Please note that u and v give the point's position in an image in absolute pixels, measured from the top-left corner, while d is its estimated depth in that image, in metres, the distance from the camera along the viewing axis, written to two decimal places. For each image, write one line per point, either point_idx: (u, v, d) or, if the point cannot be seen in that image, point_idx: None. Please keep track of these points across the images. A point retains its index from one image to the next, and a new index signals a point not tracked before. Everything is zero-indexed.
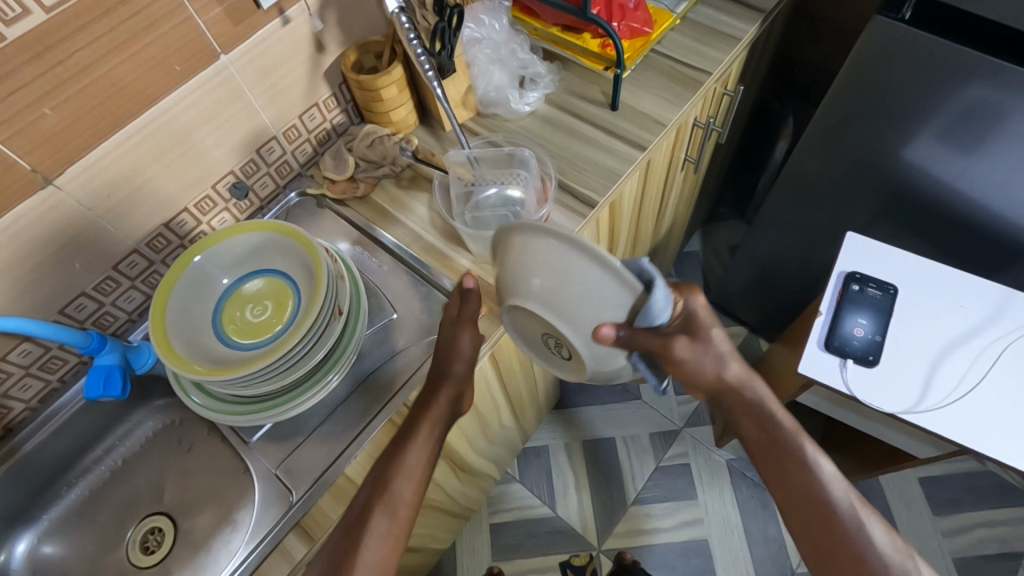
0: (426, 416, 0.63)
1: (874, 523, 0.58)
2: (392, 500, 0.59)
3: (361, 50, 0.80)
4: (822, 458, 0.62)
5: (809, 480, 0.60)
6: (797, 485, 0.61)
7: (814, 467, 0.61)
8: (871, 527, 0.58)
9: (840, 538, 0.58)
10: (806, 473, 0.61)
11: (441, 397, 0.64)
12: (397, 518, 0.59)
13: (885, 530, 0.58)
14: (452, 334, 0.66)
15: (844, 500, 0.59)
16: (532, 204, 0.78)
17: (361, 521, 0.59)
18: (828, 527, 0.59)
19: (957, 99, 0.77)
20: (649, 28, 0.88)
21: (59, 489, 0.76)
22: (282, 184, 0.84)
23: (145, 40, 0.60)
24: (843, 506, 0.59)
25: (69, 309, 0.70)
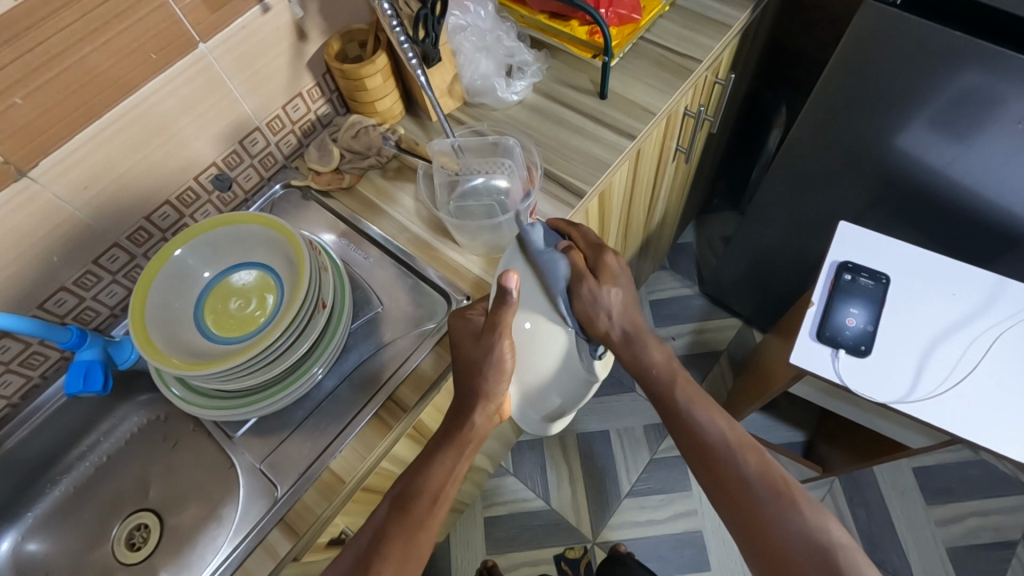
0: (460, 435, 0.62)
1: (751, 458, 0.60)
2: (413, 522, 0.57)
3: (345, 39, 0.79)
4: (700, 403, 0.64)
5: (693, 431, 0.63)
6: (685, 435, 0.63)
7: (693, 415, 0.64)
8: (745, 463, 0.60)
9: (727, 478, 0.60)
10: (688, 423, 0.63)
11: (476, 416, 0.62)
12: (417, 540, 0.57)
13: (759, 460, 0.60)
14: (485, 346, 0.60)
15: (722, 441, 0.62)
16: (517, 193, 0.77)
17: (376, 540, 0.58)
18: (714, 471, 0.61)
19: (951, 84, 0.76)
20: (637, 14, 0.87)
21: (44, 486, 0.76)
22: (266, 176, 0.83)
23: (119, 27, 0.59)
24: (722, 450, 0.61)
25: (49, 304, 0.69)
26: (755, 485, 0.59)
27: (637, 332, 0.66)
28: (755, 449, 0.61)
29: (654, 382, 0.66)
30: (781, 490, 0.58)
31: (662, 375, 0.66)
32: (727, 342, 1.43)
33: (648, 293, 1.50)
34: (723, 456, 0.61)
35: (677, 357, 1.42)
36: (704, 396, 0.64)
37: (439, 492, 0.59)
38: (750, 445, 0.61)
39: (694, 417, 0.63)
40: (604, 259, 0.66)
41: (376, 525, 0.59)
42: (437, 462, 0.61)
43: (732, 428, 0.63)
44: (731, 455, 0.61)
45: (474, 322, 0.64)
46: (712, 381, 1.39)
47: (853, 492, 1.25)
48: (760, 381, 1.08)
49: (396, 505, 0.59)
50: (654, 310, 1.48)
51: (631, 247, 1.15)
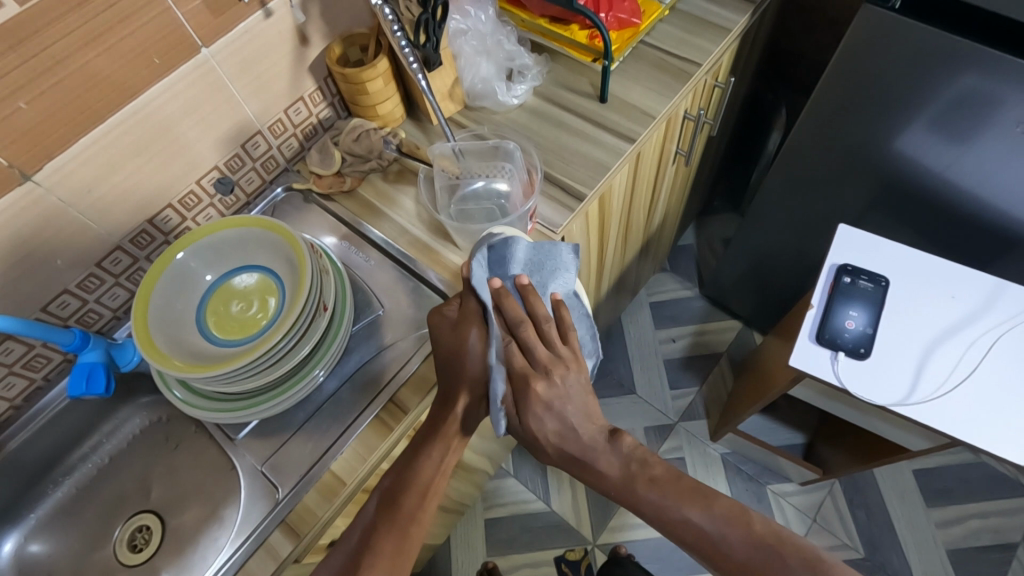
0: (444, 429, 0.62)
1: (734, 538, 0.54)
2: (404, 517, 0.58)
3: (346, 43, 0.79)
4: (672, 497, 0.57)
5: (672, 527, 0.56)
6: (673, 535, 0.57)
7: (665, 511, 0.56)
8: (735, 547, 0.54)
9: (723, 565, 0.54)
10: (666, 522, 0.57)
11: (459, 408, 0.63)
12: (409, 535, 0.58)
13: (748, 535, 0.54)
14: (462, 336, 0.63)
15: (702, 532, 0.55)
16: (517, 197, 0.78)
17: (367, 537, 0.58)
18: (715, 561, 0.55)
19: (949, 88, 0.76)
20: (637, 19, 0.86)
21: (46, 487, 0.76)
22: (268, 179, 0.84)
23: (122, 32, 0.60)
24: (701, 543, 0.55)
25: (52, 307, 0.69)
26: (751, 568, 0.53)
27: (589, 437, 0.62)
28: (734, 527, 0.54)
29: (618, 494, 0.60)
30: (780, 560, 0.52)
31: (620, 482, 0.59)
32: (727, 343, 1.44)
33: (648, 294, 1.51)
34: (710, 544, 0.55)
35: (677, 359, 1.42)
36: (672, 486, 0.57)
37: (428, 486, 0.60)
38: (736, 522, 0.55)
39: (667, 515, 0.56)
40: (542, 379, 0.63)
41: (365, 524, 0.59)
42: (424, 457, 0.61)
43: (707, 512, 0.55)
44: (716, 543, 0.54)
45: (450, 314, 0.65)
46: (712, 383, 1.39)
47: (853, 493, 1.26)
48: (760, 383, 1.09)
49: (385, 500, 0.60)
50: (654, 312, 1.48)
51: (631, 249, 1.15)
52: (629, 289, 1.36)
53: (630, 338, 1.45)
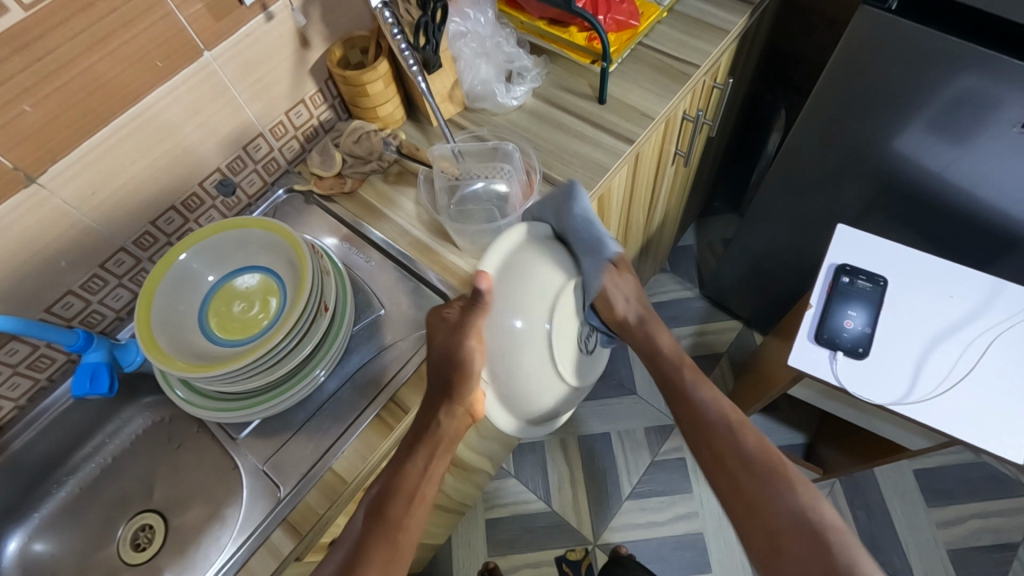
0: (429, 436, 0.66)
1: (749, 435, 0.70)
2: (392, 523, 0.62)
3: (347, 45, 0.80)
4: (703, 385, 0.75)
5: (695, 408, 0.74)
6: (688, 412, 0.74)
7: (696, 393, 0.74)
8: (744, 440, 0.70)
9: (726, 453, 0.70)
10: (689, 400, 0.74)
11: (443, 417, 0.66)
12: (397, 542, 0.62)
13: (757, 439, 0.70)
14: (456, 348, 0.64)
15: (721, 419, 0.72)
16: (516, 198, 0.79)
17: (359, 547, 0.61)
18: (714, 445, 0.71)
19: (947, 88, 0.77)
20: (635, 21, 0.87)
21: (50, 487, 0.77)
22: (269, 181, 0.84)
23: (125, 36, 0.60)
24: (723, 427, 0.71)
25: (56, 308, 0.70)
26: (751, 460, 0.68)
27: (649, 317, 0.79)
28: (750, 429, 0.71)
29: (661, 361, 0.78)
30: (780, 462, 0.68)
31: (671, 359, 0.77)
32: (727, 343, 1.44)
33: (649, 295, 1.51)
34: (722, 431, 0.71)
35: None
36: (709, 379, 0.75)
37: (415, 492, 0.64)
38: (747, 426, 0.71)
39: (694, 397, 0.74)
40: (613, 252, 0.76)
41: (355, 532, 0.62)
42: (410, 465, 0.65)
43: (731, 411, 0.73)
44: (732, 433, 0.71)
45: (449, 319, 0.66)
46: (713, 383, 1.39)
47: (853, 493, 1.26)
48: (760, 382, 1.09)
49: (374, 507, 0.63)
50: (654, 312, 1.49)
51: (631, 249, 1.16)
52: None
53: None
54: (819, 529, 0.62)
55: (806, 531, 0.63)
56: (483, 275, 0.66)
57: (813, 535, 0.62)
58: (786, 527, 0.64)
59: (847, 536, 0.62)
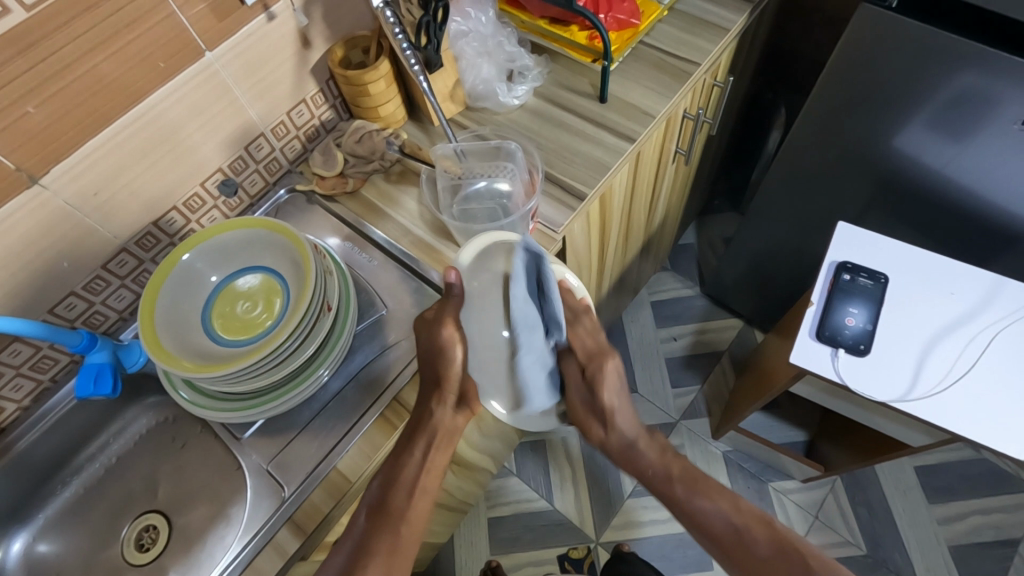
0: (423, 428, 0.67)
1: (758, 537, 0.67)
2: (394, 515, 0.65)
3: (349, 45, 0.80)
4: (697, 491, 0.71)
5: (699, 525, 0.70)
6: (692, 523, 0.71)
7: (695, 504, 0.71)
8: (759, 544, 0.67)
9: (745, 560, 0.67)
10: (692, 513, 0.71)
11: (434, 408, 0.68)
12: (399, 532, 0.65)
13: (768, 533, 0.67)
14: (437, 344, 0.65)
15: (729, 526, 0.69)
16: (520, 197, 0.78)
17: (364, 538, 0.64)
18: (733, 556, 0.68)
19: (949, 85, 0.76)
20: (636, 19, 0.87)
21: (54, 488, 0.77)
22: (271, 181, 0.84)
23: (129, 37, 0.60)
24: (730, 533, 0.68)
25: (60, 308, 0.70)
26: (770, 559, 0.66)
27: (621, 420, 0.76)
28: (756, 528, 0.67)
29: (654, 479, 0.74)
30: (801, 559, 0.64)
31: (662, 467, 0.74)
32: (729, 342, 1.44)
33: (649, 294, 1.51)
34: (733, 536, 0.68)
35: (678, 357, 1.43)
36: (702, 483, 0.72)
37: (415, 484, 0.67)
38: (756, 525, 0.68)
39: (698, 509, 0.70)
40: (607, 360, 0.76)
41: (358, 526, 0.65)
42: (408, 457, 0.67)
43: (734, 509, 0.69)
44: (741, 537, 0.68)
45: (427, 316, 0.68)
46: (714, 381, 1.39)
47: (855, 490, 1.26)
48: (761, 380, 1.09)
49: (376, 503, 0.66)
50: (654, 311, 1.49)
51: (633, 247, 1.16)
52: (631, 288, 1.36)
53: (631, 337, 1.46)
54: None
55: None
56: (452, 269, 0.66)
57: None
58: None
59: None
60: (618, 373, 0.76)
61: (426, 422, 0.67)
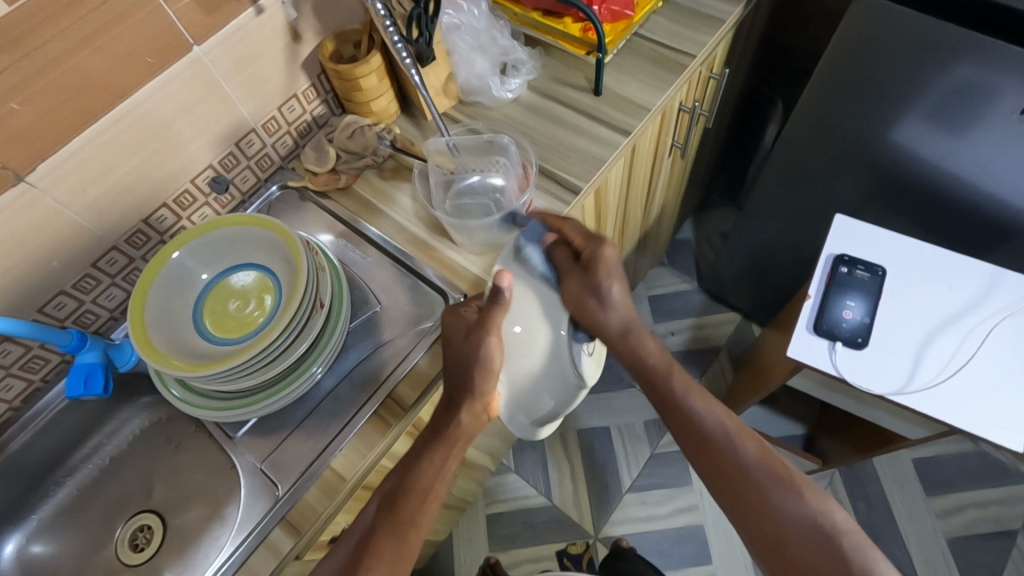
0: (448, 433, 0.64)
1: (747, 445, 0.64)
2: (406, 520, 0.59)
3: (339, 40, 0.79)
4: (699, 395, 0.68)
5: (689, 421, 0.67)
6: (681, 423, 0.67)
7: (691, 404, 0.68)
8: (741, 451, 0.64)
9: (724, 464, 0.64)
10: (683, 412, 0.68)
11: (462, 415, 0.64)
12: (408, 538, 0.59)
13: (758, 447, 0.64)
14: (476, 344, 0.62)
15: (719, 429, 0.65)
16: (512, 191, 0.78)
17: (371, 535, 0.59)
18: (713, 457, 0.64)
19: (946, 76, 0.76)
20: (630, 10, 0.84)
21: (48, 488, 0.76)
22: (263, 177, 0.83)
23: (115, 32, 0.59)
24: (719, 434, 0.65)
25: (49, 308, 0.69)
26: (753, 469, 0.62)
27: (632, 327, 0.72)
28: (749, 437, 0.65)
29: (650, 370, 0.71)
30: (785, 468, 0.62)
31: (660, 364, 0.71)
32: (726, 337, 1.44)
33: (647, 289, 1.51)
34: (719, 439, 0.65)
35: (676, 352, 1.43)
36: (702, 386, 0.69)
37: (430, 491, 0.61)
38: (747, 435, 0.65)
39: (693, 408, 0.67)
40: (610, 243, 0.71)
41: (367, 519, 0.61)
42: (427, 461, 0.63)
43: (728, 418, 0.67)
44: (727, 441, 0.65)
45: (468, 318, 0.65)
46: (712, 375, 1.39)
47: (853, 484, 1.26)
48: (760, 375, 1.08)
49: (386, 503, 0.61)
50: (653, 306, 1.48)
51: (629, 242, 1.16)
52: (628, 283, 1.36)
53: None
54: (829, 532, 0.57)
55: (818, 534, 0.57)
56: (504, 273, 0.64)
57: (811, 537, 0.57)
58: (795, 541, 0.58)
59: (864, 540, 0.56)
60: (619, 261, 0.71)
61: (454, 428, 0.63)
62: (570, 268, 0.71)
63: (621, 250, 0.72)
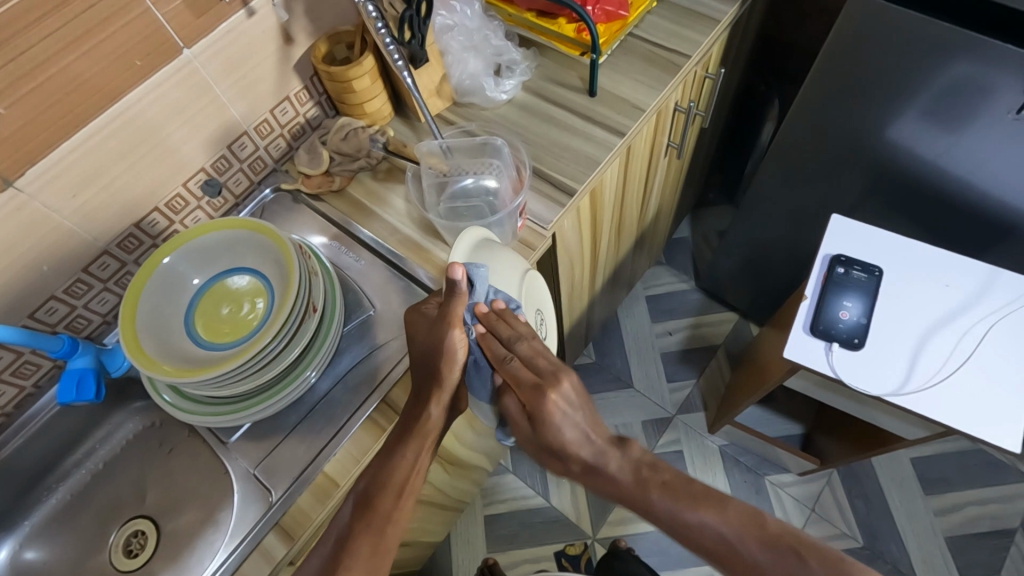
0: (418, 427, 0.62)
1: (753, 547, 0.52)
2: (381, 517, 0.59)
3: (332, 41, 0.78)
4: (683, 502, 0.55)
5: (686, 539, 0.55)
6: (682, 540, 0.55)
7: (679, 519, 0.55)
8: (756, 557, 0.52)
9: (745, 573, 0.53)
10: (677, 530, 0.55)
11: (433, 407, 0.63)
12: (384, 534, 0.59)
13: (764, 538, 0.52)
14: (439, 336, 0.61)
15: (721, 540, 0.53)
16: (507, 193, 0.77)
17: (346, 536, 0.59)
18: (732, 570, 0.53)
19: (941, 76, 0.76)
20: (624, 11, 0.85)
21: (42, 494, 0.76)
22: (256, 180, 0.83)
23: (103, 34, 0.59)
24: (721, 547, 0.53)
25: (40, 313, 0.69)
26: (772, 570, 0.51)
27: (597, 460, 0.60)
28: (752, 536, 0.52)
29: (624, 495, 0.58)
30: (801, 560, 0.50)
31: (632, 488, 0.58)
32: (724, 336, 1.43)
33: (644, 288, 1.51)
34: (726, 551, 0.53)
35: (674, 352, 1.42)
36: (682, 488, 0.56)
37: (404, 487, 0.61)
38: (749, 532, 0.53)
39: (680, 521, 0.55)
40: (553, 391, 0.59)
41: (342, 520, 0.60)
42: (400, 457, 0.61)
43: (725, 517, 0.54)
44: (735, 551, 0.53)
45: (430, 313, 0.64)
46: (710, 375, 1.39)
47: (852, 483, 1.26)
48: (756, 374, 1.09)
49: (361, 501, 0.60)
50: (650, 305, 1.48)
51: (626, 243, 1.15)
52: (625, 283, 1.35)
53: (627, 332, 1.45)
54: None
55: None
56: (457, 265, 0.58)
57: None
58: None
59: None
60: (568, 403, 0.60)
61: (424, 422, 0.62)
62: (520, 417, 0.62)
63: (569, 391, 0.60)
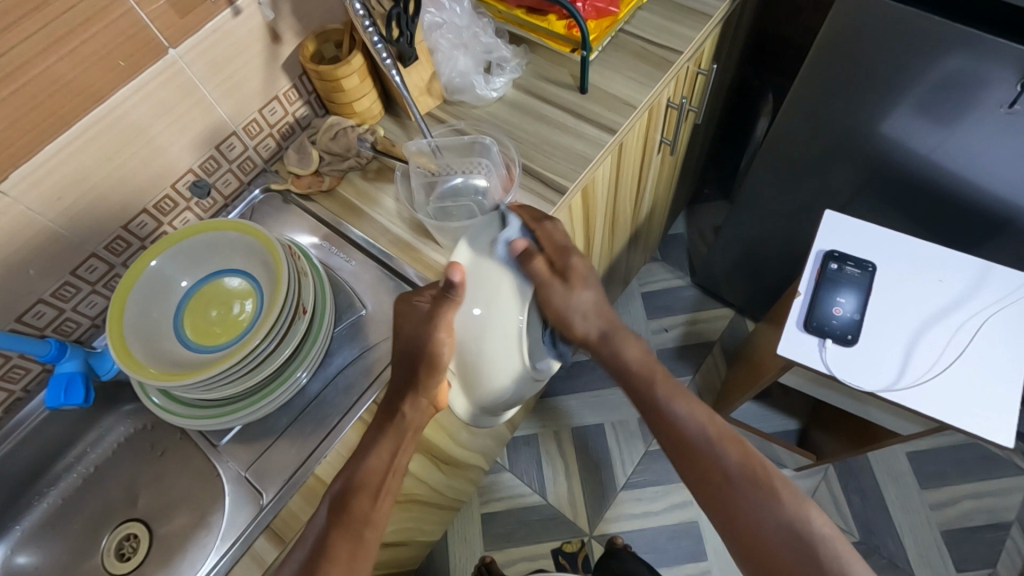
0: (394, 425, 0.64)
1: (728, 452, 0.65)
2: (359, 518, 0.60)
3: (320, 40, 0.78)
4: (679, 397, 0.69)
5: (672, 427, 0.68)
6: (665, 429, 0.68)
7: (670, 407, 0.69)
8: (727, 457, 0.65)
9: (702, 468, 0.66)
10: (666, 416, 0.68)
11: (407, 406, 0.64)
12: (362, 535, 0.60)
13: (739, 450, 0.65)
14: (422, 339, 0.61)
15: (702, 437, 0.67)
16: (497, 191, 0.76)
17: (323, 541, 0.59)
18: (694, 463, 0.66)
19: (934, 69, 0.75)
20: (615, 7, 0.84)
21: (32, 498, 0.76)
22: (245, 180, 0.82)
23: (84, 35, 0.58)
24: (702, 441, 0.66)
25: (27, 317, 0.68)
26: (733, 472, 0.64)
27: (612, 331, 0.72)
28: (733, 443, 0.66)
29: (633, 378, 0.71)
30: (765, 473, 0.64)
31: (641, 372, 0.71)
32: (720, 332, 1.43)
33: (640, 285, 1.50)
34: (700, 445, 0.66)
35: (670, 348, 1.42)
36: (685, 391, 0.70)
37: (381, 486, 0.62)
38: (728, 440, 0.66)
39: (673, 410, 0.68)
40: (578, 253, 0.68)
41: (320, 525, 0.60)
42: (374, 455, 0.63)
43: (709, 421, 0.68)
44: (712, 450, 0.66)
45: (420, 308, 0.63)
46: (706, 372, 1.39)
47: (848, 478, 1.26)
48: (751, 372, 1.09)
49: (338, 504, 0.60)
50: (646, 302, 1.48)
51: (620, 240, 1.14)
52: (620, 280, 1.35)
53: None
54: (810, 541, 0.59)
55: (797, 542, 0.60)
56: (455, 266, 0.59)
57: (800, 547, 0.60)
58: (773, 545, 0.61)
59: (846, 547, 0.59)
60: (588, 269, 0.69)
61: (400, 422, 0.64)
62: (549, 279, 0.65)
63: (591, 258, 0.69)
